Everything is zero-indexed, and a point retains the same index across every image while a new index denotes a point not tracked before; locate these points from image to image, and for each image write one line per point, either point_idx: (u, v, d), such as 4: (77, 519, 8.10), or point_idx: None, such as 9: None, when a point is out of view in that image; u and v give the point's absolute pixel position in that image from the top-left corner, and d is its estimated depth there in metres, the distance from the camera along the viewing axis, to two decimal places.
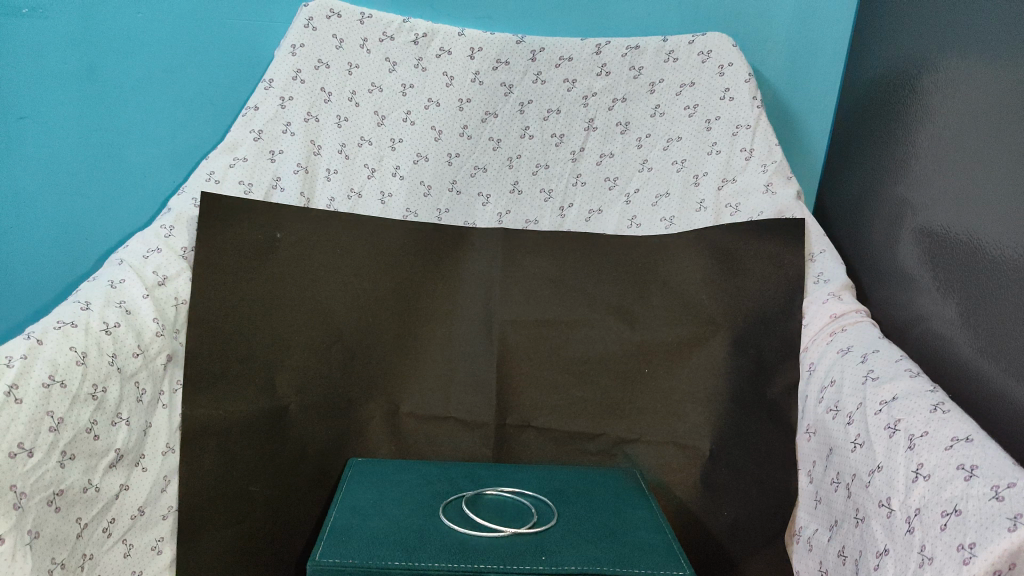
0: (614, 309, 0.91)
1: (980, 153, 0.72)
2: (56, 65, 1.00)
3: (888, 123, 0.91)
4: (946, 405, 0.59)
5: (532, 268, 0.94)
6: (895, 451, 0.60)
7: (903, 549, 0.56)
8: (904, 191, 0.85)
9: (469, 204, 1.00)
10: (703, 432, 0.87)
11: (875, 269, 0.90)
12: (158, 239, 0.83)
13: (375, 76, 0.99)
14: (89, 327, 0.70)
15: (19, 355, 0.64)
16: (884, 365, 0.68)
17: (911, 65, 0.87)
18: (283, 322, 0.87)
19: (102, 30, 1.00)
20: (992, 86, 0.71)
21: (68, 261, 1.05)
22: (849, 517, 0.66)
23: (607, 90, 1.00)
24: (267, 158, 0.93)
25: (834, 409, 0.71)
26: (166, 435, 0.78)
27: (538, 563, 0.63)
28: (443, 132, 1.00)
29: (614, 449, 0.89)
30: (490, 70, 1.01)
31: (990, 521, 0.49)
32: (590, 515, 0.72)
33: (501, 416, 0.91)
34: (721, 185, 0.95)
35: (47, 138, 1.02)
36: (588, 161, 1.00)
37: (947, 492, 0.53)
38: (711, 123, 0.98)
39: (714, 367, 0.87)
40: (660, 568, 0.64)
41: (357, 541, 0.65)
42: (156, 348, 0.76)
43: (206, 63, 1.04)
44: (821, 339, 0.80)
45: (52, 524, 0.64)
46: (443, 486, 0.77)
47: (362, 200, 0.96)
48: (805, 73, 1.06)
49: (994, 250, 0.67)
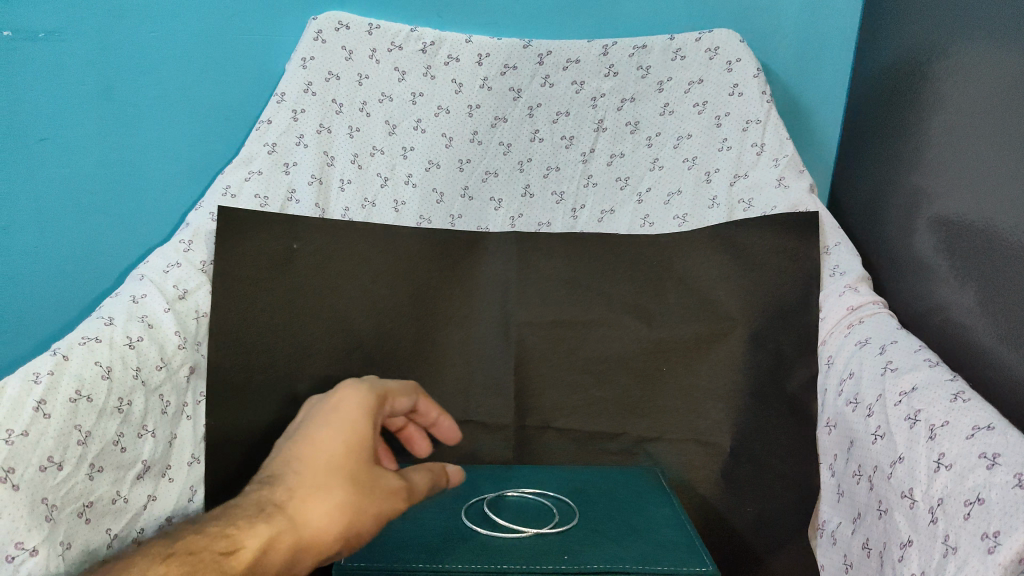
0: (630, 308, 0.91)
1: (993, 139, 0.71)
2: (75, 86, 1.02)
3: (900, 112, 0.91)
4: (966, 394, 0.59)
5: (547, 269, 0.95)
6: (916, 442, 0.60)
7: (927, 540, 0.56)
8: (917, 180, 0.85)
9: (482, 209, 1.01)
10: (723, 429, 0.86)
11: (892, 259, 0.89)
12: (178, 254, 0.85)
13: (385, 86, 1.01)
14: (113, 342, 0.72)
15: (46, 372, 0.66)
16: (902, 356, 0.68)
17: (919, 53, 0.87)
18: (302, 331, 0.89)
19: (117, 51, 1.03)
20: (1004, 70, 0.70)
21: (91, 279, 1.08)
22: (872, 509, 0.66)
23: (616, 90, 1.01)
24: (281, 171, 0.95)
25: (853, 401, 0.71)
26: (191, 446, 0.80)
27: (561, 562, 0.64)
28: (453, 138, 1.01)
29: (635, 448, 0.89)
30: (499, 75, 1.02)
31: (1013, 510, 0.49)
32: (612, 514, 0.72)
33: (521, 418, 0.91)
34: (733, 181, 0.94)
35: (67, 158, 1.04)
36: (599, 162, 1.01)
37: (969, 481, 0.53)
38: (722, 119, 0.97)
39: (731, 362, 0.87)
40: (683, 565, 0.64)
41: (381, 545, 0.67)
42: (179, 361, 0.78)
43: (219, 79, 1.06)
44: (839, 332, 0.79)
45: (83, 535, 0.66)
46: (465, 488, 0.77)
47: (376, 208, 0.98)
48: (815, 66, 1.06)
49: (1010, 236, 0.66)
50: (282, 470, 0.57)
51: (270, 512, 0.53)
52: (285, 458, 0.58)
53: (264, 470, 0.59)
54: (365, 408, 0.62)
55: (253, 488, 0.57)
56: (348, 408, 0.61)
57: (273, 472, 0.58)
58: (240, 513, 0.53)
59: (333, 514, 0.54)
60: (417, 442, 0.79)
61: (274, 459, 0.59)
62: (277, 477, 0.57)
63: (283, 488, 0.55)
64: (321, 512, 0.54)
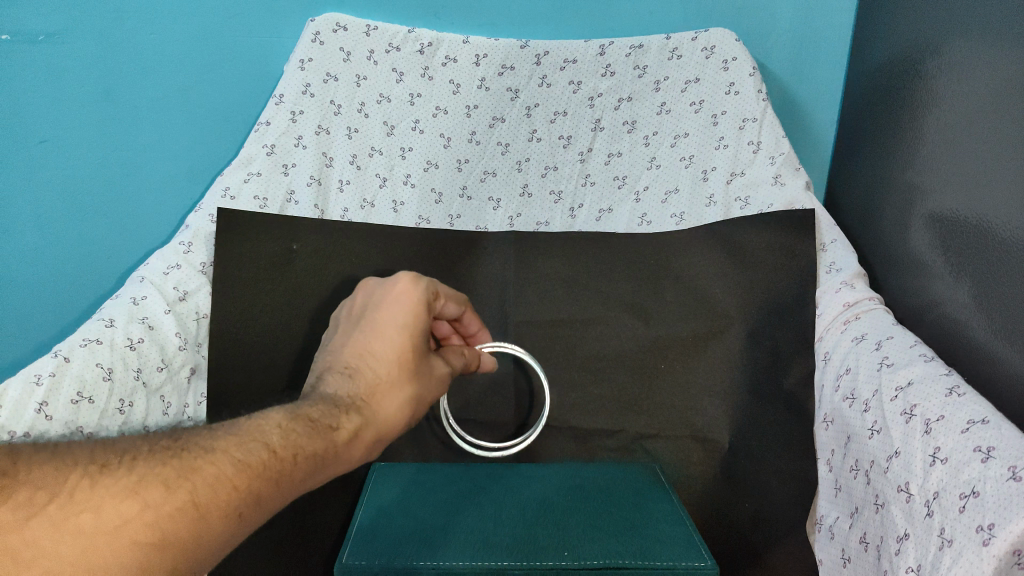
0: (629, 306, 0.92)
1: (987, 136, 0.72)
2: (74, 90, 1.03)
3: (894, 110, 0.91)
4: (962, 388, 0.60)
5: (545, 268, 0.95)
6: (912, 436, 0.61)
7: (923, 533, 0.57)
8: (912, 177, 0.85)
9: (480, 209, 1.01)
10: (722, 425, 0.86)
11: (888, 256, 0.89)
12: (178, 256, 0.87)
13: (383, 87, 1.01)
14: (114, 344, 0.76)
15: (48, 373, 0.71)
16: (898, 352, 0.69)
17: (912, 51, 0.87)
18: (302, 331, 0.88)
19: (117, 54, 1.03)
20: (996, 69, 0.71)
21: (92, 281, 1.08)
22: (869, 504, 0.66)
23: (613, 90, 1.01)
24: (280, 172, 0.95)
25: (850, 396, 0.72)
26: None
27: (561, 558, 0.64)
28: (451, 139, 1.02)
29: (633, 445, 0.89)
30: (495, 76, 1.02)
31: (1008, 502, 0.50)
32: (612, 510, 0.72)
33: (522, 417, 0.92)
34: (730, 179, 0.94)
35: (68, 161, 1.05)
36: (596, 162, 1.01)
37: (965, 474, 0.54)
38: (718, 118, 0.97)
39: (730, 358, 0.87)
40: (682, 561, 0.64)
41: (384, 542, 0.67)
42: (179, 362, 0.81)
43: (218, 80, 1.06)
44: (835, 328, 0.80)
45: None
46: (466, 486, 0.77)
47: (375, 209, 0.99)
48: (810, 64, 1.07)
49: (1004, 233, 0.67)
50: (356, 363, 0.59)
51: (357, 406, 0.56)
52: (356, 351, 0.60)
53: (337, 358, 0.60)
54: (423, 301, 0.62)
55: (332, 375, 0.59)
56: (409, 303, 0.61)
57: (349, 364, 0.59)
58: (328, 403, 0.56)
59: (404, 416, 0.59)
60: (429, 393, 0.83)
61: (347, 350, 0.60)
62: (356, 368, 0.59)
63: (361, 379, 0.58)
64: (397, 408, 0.59)
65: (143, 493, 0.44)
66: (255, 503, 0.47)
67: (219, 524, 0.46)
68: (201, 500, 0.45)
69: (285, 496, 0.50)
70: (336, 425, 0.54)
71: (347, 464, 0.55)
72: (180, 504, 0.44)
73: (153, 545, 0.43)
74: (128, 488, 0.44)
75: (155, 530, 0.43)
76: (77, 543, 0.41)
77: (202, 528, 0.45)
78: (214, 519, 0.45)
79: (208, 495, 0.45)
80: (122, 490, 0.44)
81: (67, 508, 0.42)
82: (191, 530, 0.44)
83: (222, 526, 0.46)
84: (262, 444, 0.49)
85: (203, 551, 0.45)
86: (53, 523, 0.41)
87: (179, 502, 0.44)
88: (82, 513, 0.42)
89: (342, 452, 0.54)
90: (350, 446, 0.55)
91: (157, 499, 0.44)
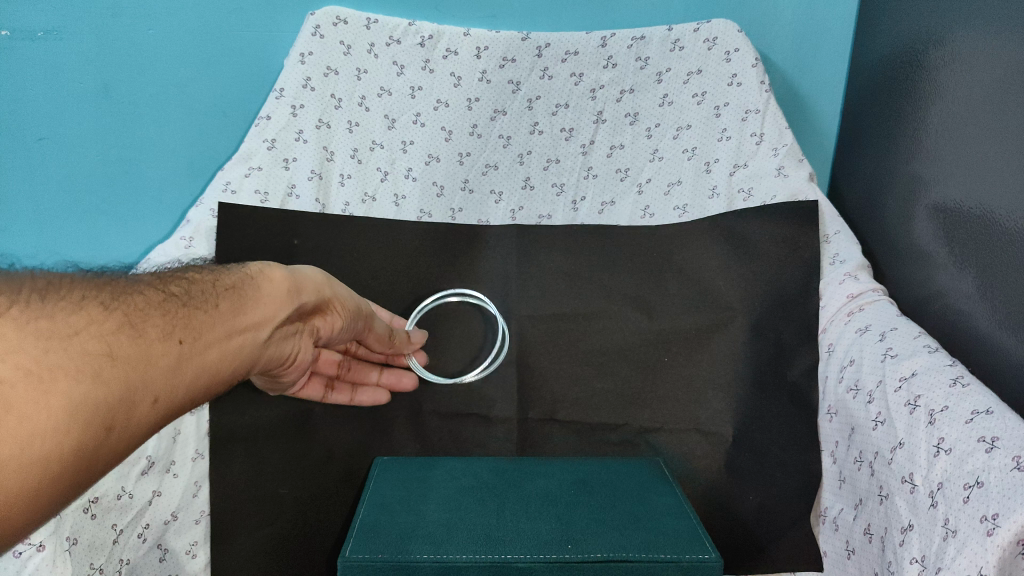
0: (630, 299, 0.91)
1: (992, 127, 0.71)
2: (73, 86, 1.03)
3: (897, 100, 0.91)
4: (966, 378, 0.60)
5: (547, 262, 0.94)
6: (916, 427, 0.61)
7: (927, 523, 0.57)
8: (916, 168, 0.85)
9: (481, 202, 1.01)
10: (725, 418, 0.86)
11: (891, 246, 0.89)
12: (179, 251, 0.89)
13: (383, 80, 1.01)
14: None
15: None
16: (902, 343, 0.68)
17: (915, 41, 0.87)
18: None
19: (115, 49, 1.03)
20: (999, 59, 0.70)
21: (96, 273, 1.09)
22: (873, 495, 0.67)
23: (615, 81, 1.01)
24: (280, 166, 0.96)
25: (854, 388, 0.72)
26: (195, 442, 0.87)
27: (563, 552, 0.65)
28: (453, 132, 1.01)
29: (636, 439, 0.88)
30: (497, 68, 1.02)
31: (1012, 493, 0.50)
32: (615, 503, 0.72)
33: (523, 411, 0.91)
34: (733, 171, 0.94)
35: (66, 158, 1.05)
36: (598, 154, 1.01)
37: (969, 465, 0.54)
38: (721, 110, 0.97)
39: (732, 352, 0.87)
40: (686, 553, 0.65)
41: (386, 537, 0.67)
42: None
43: (218, 74, 1.06)
44: (839, 320, 0.82)
45: (89, 531, 0.74)
46: (471, 480, 0.77)
47: (376, 203, 0.99)
48: (814, 55, 1.06)
49: (1007, 224, 0.67)
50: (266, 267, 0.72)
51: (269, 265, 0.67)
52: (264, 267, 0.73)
53: None
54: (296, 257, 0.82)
55: None
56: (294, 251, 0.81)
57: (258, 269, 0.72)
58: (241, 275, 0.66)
59: (310, 268, 0.70)
60: (341, 394, 0.89)
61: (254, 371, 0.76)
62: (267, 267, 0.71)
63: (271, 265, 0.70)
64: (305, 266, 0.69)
65: (86, 308, 0.50)
66: (186, 326, 0.55)
67: (158, 344, 0.52)
68: (135, 321, 0.52)
69: (217, 323, 0.57)
70: (245, 268, 0.64)
71: (270, 297, 0.63)
72: (119, 322, 0.51)
73: (104, 353, 0.49)
74: (72, 305, 0.49)
75: (103, 343, 0.49)
76: (39, 341, 0.45)
77: (145, 346, 0.51)
78: (151, 339, 0.52)
79: (139, 316, 0.53)
80: (69, 306, 0.49)
81: (26, 313, 0.46)
82: (135, 347, 0.51)
83: (162, 346, 0.53)
84: (181, 283, 0.59)
85: (153, 368, 0.52)
86: (17, 321, 0.45)
87: (117, 322, 0.51)
88: (39, 319, 0.47)
89: (259, 284, 0.63)
90: (265, 277, 0.64)
91: (98, 315, 0.50)
